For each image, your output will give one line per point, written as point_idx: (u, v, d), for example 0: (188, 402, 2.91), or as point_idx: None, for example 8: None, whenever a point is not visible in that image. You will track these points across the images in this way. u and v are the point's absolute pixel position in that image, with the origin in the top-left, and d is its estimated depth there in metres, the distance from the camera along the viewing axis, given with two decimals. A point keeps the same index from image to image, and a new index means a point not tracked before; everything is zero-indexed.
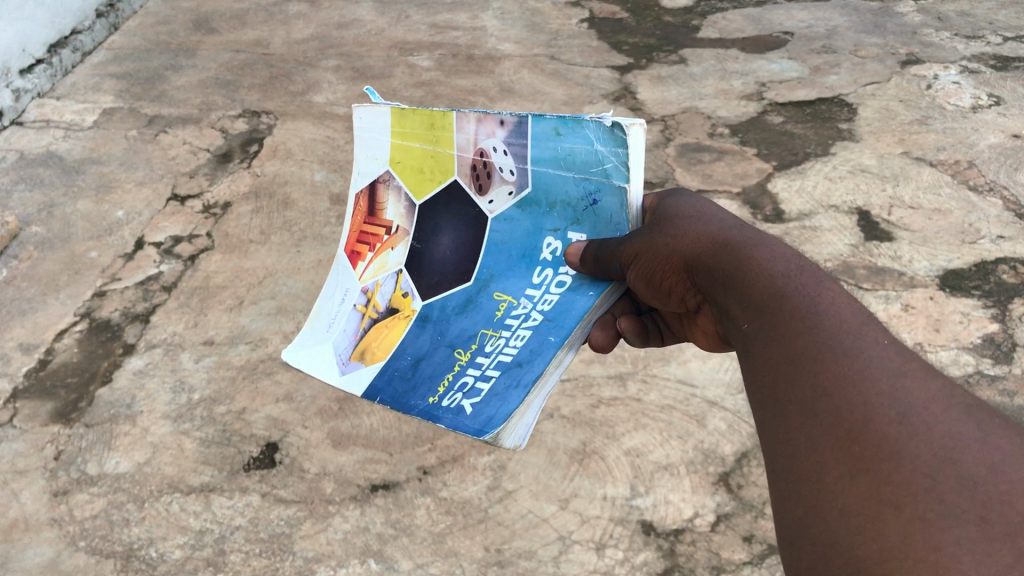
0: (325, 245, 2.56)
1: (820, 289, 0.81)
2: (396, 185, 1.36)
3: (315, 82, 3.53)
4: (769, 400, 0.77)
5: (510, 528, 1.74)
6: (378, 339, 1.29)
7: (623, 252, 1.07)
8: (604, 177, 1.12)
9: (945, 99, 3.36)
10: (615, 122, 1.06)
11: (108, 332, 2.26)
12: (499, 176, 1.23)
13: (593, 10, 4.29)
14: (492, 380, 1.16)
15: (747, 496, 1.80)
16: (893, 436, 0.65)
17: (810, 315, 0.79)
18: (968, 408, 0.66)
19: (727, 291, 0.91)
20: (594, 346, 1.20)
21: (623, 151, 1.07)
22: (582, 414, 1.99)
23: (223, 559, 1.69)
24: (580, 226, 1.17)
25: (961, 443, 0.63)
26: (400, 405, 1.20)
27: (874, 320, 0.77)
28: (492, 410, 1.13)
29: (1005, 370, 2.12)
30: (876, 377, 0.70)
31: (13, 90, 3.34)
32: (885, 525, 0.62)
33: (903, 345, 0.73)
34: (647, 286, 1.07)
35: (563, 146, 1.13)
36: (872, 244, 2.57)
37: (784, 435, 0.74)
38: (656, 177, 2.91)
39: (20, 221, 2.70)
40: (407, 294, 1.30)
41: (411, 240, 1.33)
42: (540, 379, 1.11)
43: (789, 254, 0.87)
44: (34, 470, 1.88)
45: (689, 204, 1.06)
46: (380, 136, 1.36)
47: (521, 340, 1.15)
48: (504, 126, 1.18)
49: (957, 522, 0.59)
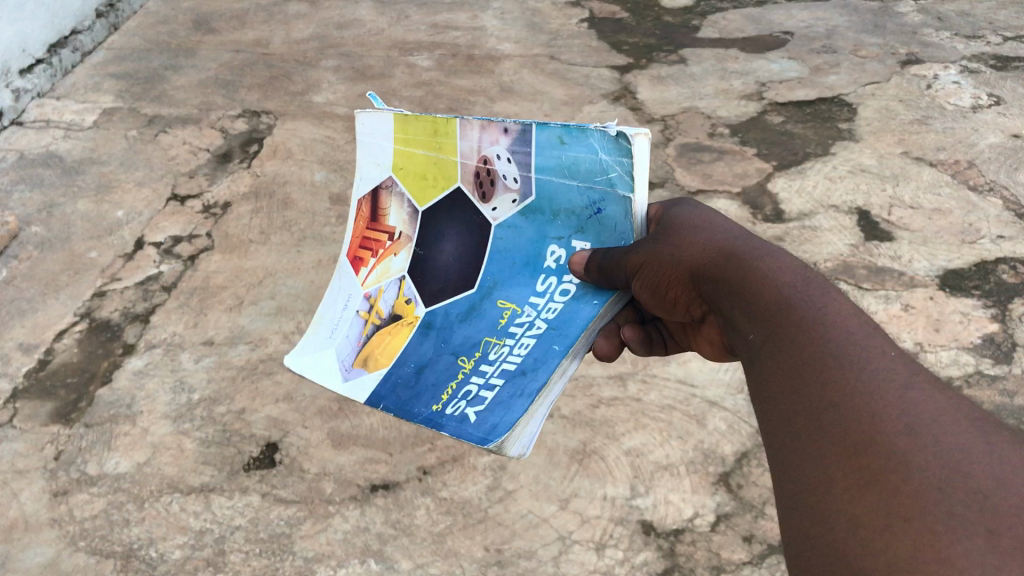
0: (325, 245, 2.56)
1: (826, 303, 0.82)
2: (399, 191, 1.37)
3: (315, 82, 3.53)
4: (775, 410, 0.77)
5: (510, 528, 1.74)
6: (380, 345, 1.28)
7: (628, 261, 1.06)
8: (609, 186, 1.11)
9: (945, 99, 3.36)
10: (619, 132, 1.04)
11: (108, 333, 2.26)
12: (503, 184, 1.22)
13: (593, 10, 4.29)
14: (496, 389, 1.13)
15: (747, 496, 1.80)
16: (902, 447, 0.66)
17: (818, 328, 0.80)
18: (976, 424, 0.67)
19: (734, 301, 0.92)
20: (598, 355, 1.20)
21: (627, 161, 1.06)
22: (582, 415, 1.99)
23: (223, 559, 1.69)
24: (584, 234, 1.17)
25: (970, 457, 0.64)
26: (403, 413, 1.17)
27: (881, 335, 0.78)
28: (495, 419, 1.10)
29: (1005, 370, 2.12)
30: (884, 390, 0.71)
31: (13, 90, 3.34)
32: (893, 535, 0.62)
33: (908, 361, 0.75)
34: (652, 296, 1.06)
35: (568, 155, 1.12)
36: (872, 244, 2.57)
37: (790, 446, 0.73)
38: (655, 176, 2.91)
39: (20, 221, 2.70)
40: (410, 301, 1.30)
41: (414, 246, 1.34)
42: (545, 387, 1.09)
43: (796, 266, 0.89)
44: (34, 470, 1.88)
45: (694, 214, 1.07)
46: (384, 142, 1.37)
47: (525, 348, 1.14)
48: (508, 134, 1.17)
49: (966, 534, 0.59)
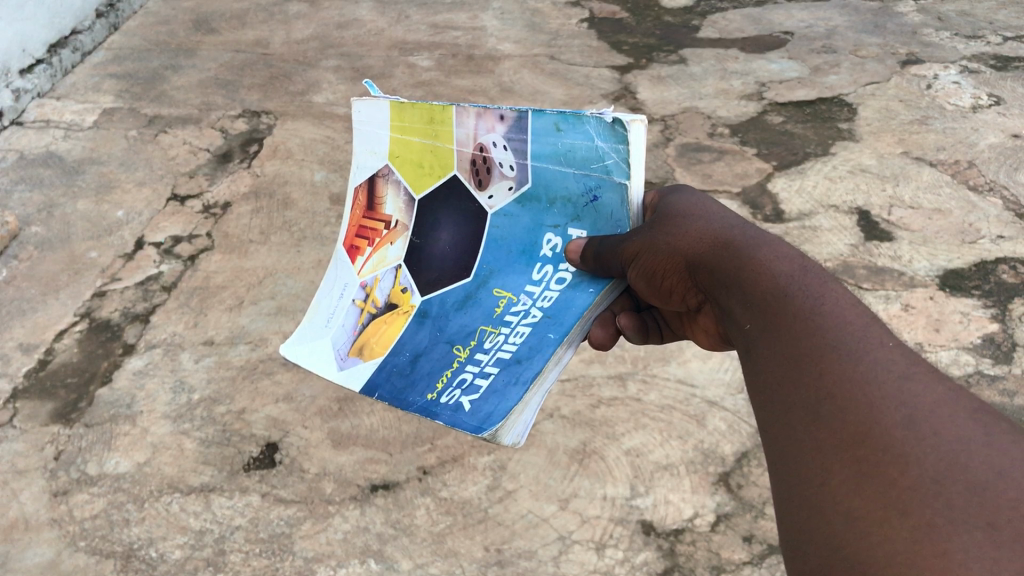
0: (324, 245, 2.57)
1: (824, 292, 0.82)
2: (396, 179, 1.37)
3: (315, 82, 3.53)
4: (773, 401, 0.77)
5: (510, 528, 1.74)
6: (376, 334, 1.28)
7: (624, 250, 1.06)
8: (605, 173, 1.11)
9: (945, 99, 3.35)
10: (616, 118, 1.06)
11: (108, 332, 2.26)
12: (499, 171, 1.23)
13: (593, 10, 4.28)
14: (491, 377, 1.13)
15: (747, 496, 1.80)
16: (900, 438, 0.66)
17: (815, 318, 0.79)
18: (974, 414, 0.67)
19: (730, 291, 0.91)
20: (593, 343, 1.20)
21: (624, 147, 1.07)
22: (582, 414, 1.99)
23: (223, 560, 1.69)
24: (580, 222, 1.17)
25: (968, 448, 0.64)
26: (398, 401, 1.17)
27: (880, 325, 0.78)
28: (490, 408, 1.10)
29: (1005, 370, 2.11)
30: (881, 380, 0.70)
31: (13, 90, 3.34)
32: (890, 529, 0.62)
33: (908, 351, 0.74)
34: (648, 285, 1.07)
35: (564, 142, 1.14)
36: (872, 244, 2.57)
37: (788, 438, 0.73)
38: (655, 176, 2.91)
39: (20, 221, 2.70)
40: (406, 290, 1.30)
41: (410, 234, 1.34)
42: (540, 374, 1.08)
43: (794, 256, 0.88)
44: (34, 470, 1.88)
45: (690, 202, 1.07)
46: (380, 130, 1.38)
47: (520, 337, 1.14)
48: (503, 121, 1.19)
49: (963, 527, 0.59)
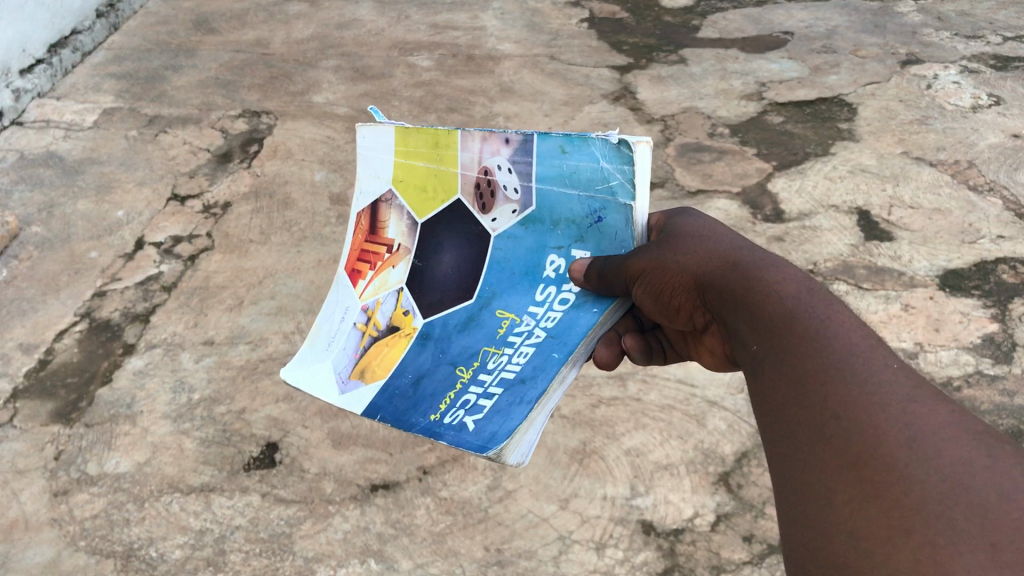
0: (324, 245, 2.57)
1: (830, 315, 0.82)
2: (399, 204, 1.37)
3: (315, 82, 3.54)
4: (777, 421, 0.77)
5: (510, 528, 1.74)
6: (377, 357, 1.26)
7: (630, 268, 1.06)
8: (610, 195, 1.12)
9: (945, 99, 3.36)
10: (622, 139, 1.07)
11: (108, 332, 2.26)
12: (503, 194, 1.24)
13: (593, 10, 4.29)
14: (495, 398, 1.10)
15: (746, 496, 1.80)
16: (904, 459, 0.66)
17: (821, 339, 0.80)
18: (976, 435, 0.67)
19: (736, 311, 0.92)
20: (599, 363, 1.19)
21: (630, 168, 1.07)
22: (582, 414, 1.99)
23: (223, 559, 1.69)
24: (584, 243, 1.18)
25: (972, 470, 0.64)
26: (400, 423, 1.14)
27: (884, 347, 0.78)
28: (495, 427, 1.05)
29: (1004, 370, 2.12)
30: (885, 401, 0.71)
31: (13, 90, 3.34)
32: (893, 549, 0.62)
33: (912, 374, 0.75)
34: (655, 302, 1.07)
35: (569, 164, 1.14)
36: (871, 244, 2.57)
37: (792, 458, 0.73)
38: (655, 176, 2.92)
39: (20, 221, 2.70)
40: (408, 312, 1.29)
41: (412, 258, 1.34)
42: (544, 395, 1.06)
43: (801, 278, 0.89)
44: (34, 470, 1.88)
45: (699, 224, 1.08)
46: (383, 155, 1.38)
47: (524, 357, 1.13)
48: (508, 144, 1.19)
49: (967, 548, 0.59)
